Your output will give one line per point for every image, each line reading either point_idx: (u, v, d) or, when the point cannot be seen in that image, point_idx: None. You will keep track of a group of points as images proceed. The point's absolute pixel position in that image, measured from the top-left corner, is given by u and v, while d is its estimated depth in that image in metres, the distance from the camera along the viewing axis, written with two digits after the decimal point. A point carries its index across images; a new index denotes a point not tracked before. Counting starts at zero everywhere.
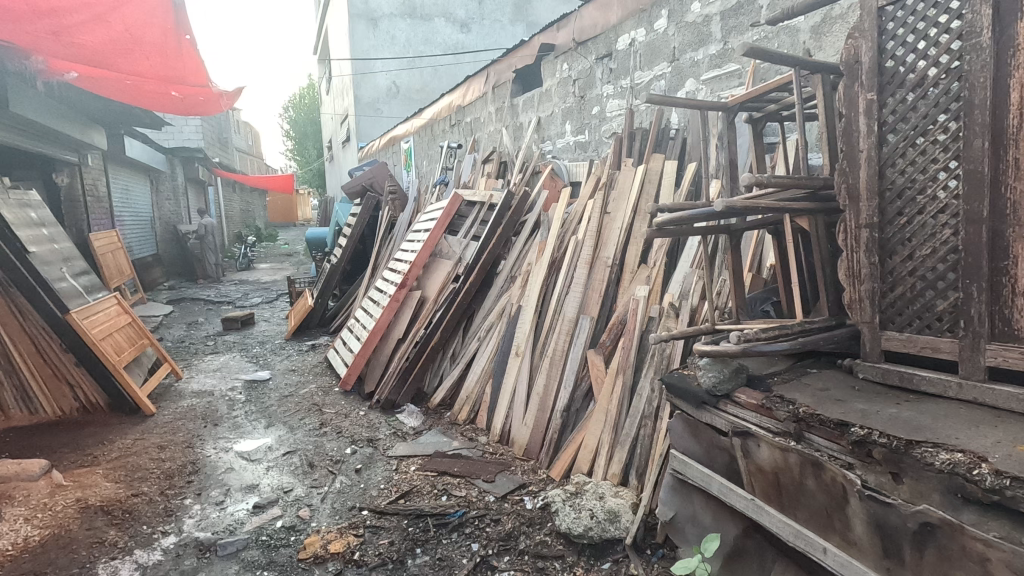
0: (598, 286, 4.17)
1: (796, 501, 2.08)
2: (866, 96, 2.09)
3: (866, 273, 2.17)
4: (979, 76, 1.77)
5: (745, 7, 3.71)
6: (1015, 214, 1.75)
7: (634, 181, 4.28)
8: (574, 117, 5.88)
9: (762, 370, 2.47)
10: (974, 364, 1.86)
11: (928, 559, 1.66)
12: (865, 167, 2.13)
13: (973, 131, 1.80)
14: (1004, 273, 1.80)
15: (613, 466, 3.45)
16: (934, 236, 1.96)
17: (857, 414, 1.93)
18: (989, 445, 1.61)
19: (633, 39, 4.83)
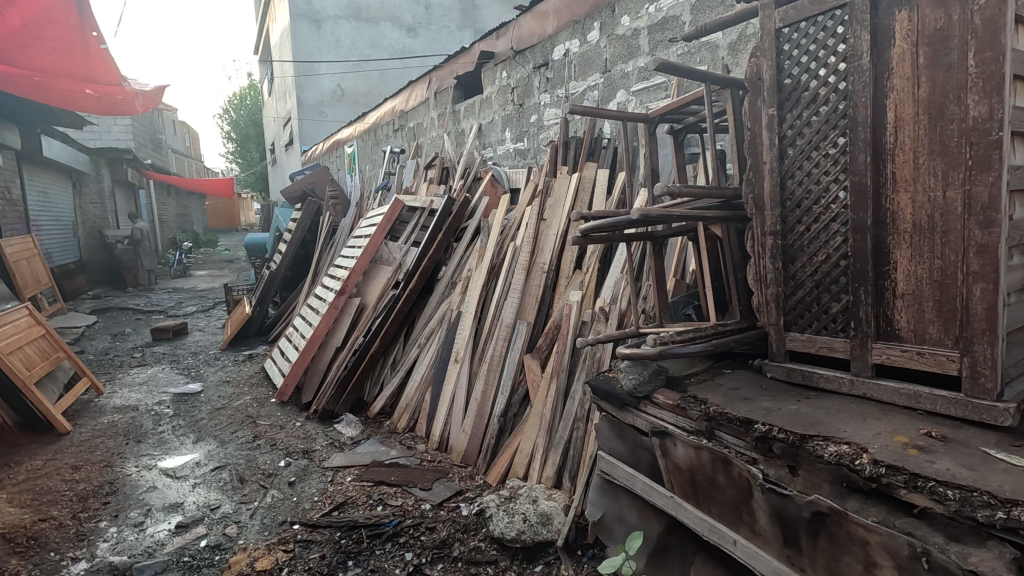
0: (535, 292, 4.23)
1: (709, 497, 2.17)
2: (768, 111, 2.22)
3: (771, 278, 2.29)
4: (861, 96, 1.92)
5: (670, 22, 3.87)
6: (894, 222, 1.91)
7: (569, 188, 4.38)
8: (513, 125, 5.96)
9: (681, 371, 2.56)
10: (864, 362, 2.01)
11: (820, 546, 1.76)
12: (768, 177, 2.26)
13: (858, 147, 1.95)
14: (886, 277, 1.95)
15: (547, 469, 3.51)
16: (827, 243, 2.10)
17: (761, 411, 2.03)
18: (871, 438, 1.73)
19: (568, 50, 4.95)
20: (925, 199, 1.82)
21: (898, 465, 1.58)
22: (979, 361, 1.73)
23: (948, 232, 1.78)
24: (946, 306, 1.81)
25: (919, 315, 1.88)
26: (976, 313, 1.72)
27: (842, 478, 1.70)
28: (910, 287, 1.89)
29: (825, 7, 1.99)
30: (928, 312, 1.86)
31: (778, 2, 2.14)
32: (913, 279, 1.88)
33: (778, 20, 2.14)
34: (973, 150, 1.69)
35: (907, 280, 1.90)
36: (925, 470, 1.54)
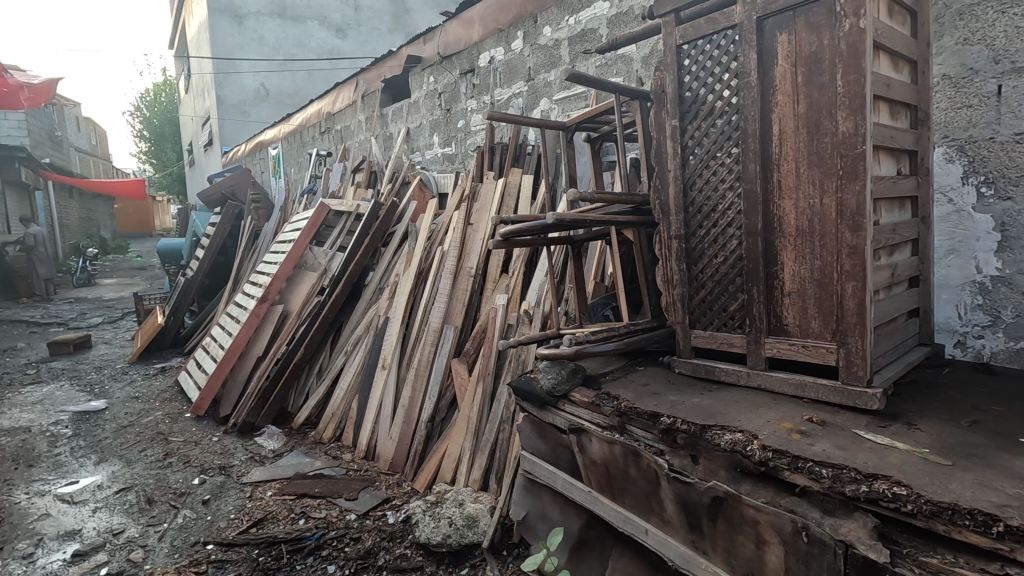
0: (462, 296, 4.24)
1: (622, 489, 2.28)
2: (671, 122, 2.36)
3: (677, 279, 2.43)
4: (750, 110, 2.08)
5: (588, 34, 4.01)
6: (781, 226, 2.08)
7: (495, 193, 4.44)
8: (441, 129, 5.97)
9: (598, 369, 2.66)
10: (759, 355, 2.17)
11: (719, 528, 1.88)
12: (672, 184, 2.39)
13: (749, 157, 2.11)
14: (775, 277, 2.12)
15: (474, 472, 3.53)
16: (725, 245, 2.26)
17: (668, 404, 2.15)
18: (762, 425, 1.88)
19: (493, 57, 5.02)
20: (805, 205, 2.00)
21: (783, 449, 1.71)
22: (852, 351, 1.92)
23: (825, 235, 1.96)
24: (825, 303, 1.99)
25: (803, 311, 2.05)
26: (849, 309, 1.91)
27: (736, 464, 1.83)
28: (795, 286, 2.06)
29: (719, 26, 2.14)
30: (810, 308, 2.03)
31: (678, 20, 2.29)
32: (797, 278, 2.05)
33: (678, 36, 2.28)
34: (843, 161, 1.87)
35: (792, 279, 2.07)
36: (805, 452, 1.68)
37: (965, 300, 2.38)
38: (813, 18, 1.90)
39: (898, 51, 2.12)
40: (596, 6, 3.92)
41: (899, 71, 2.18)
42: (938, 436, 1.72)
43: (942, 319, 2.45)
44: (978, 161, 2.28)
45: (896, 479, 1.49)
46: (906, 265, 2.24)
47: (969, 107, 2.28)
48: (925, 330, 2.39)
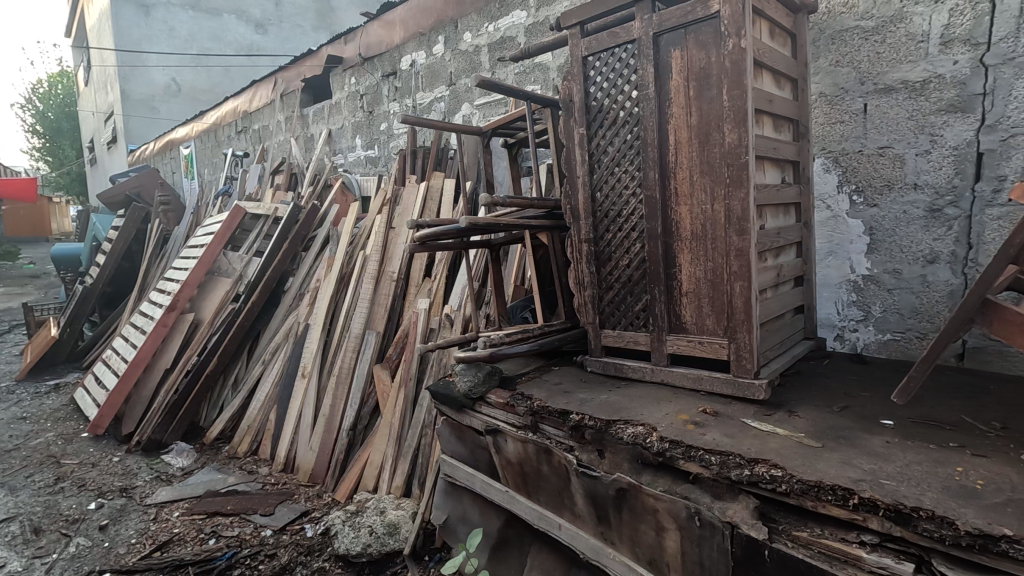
0: (384, 301, 4.18)
1: (537, 487, 2.34)
2: (579, 130, 2.45)
3: (587, 281, 2.53)
4: (649, 120, 2.20)
5: (507, 42, 4.09)
6: (678, 230, 2.21)
7: (417, 197, 4.42)
8: (363, 132, 5.86)
9: (515, 370, 2.72)
10: (661, 352, 2.30)
11: (624, 518, 1.97)
12: (581, 190, 2.49)
13: (649, 165, 2.23)
14: (674, 278, 2.25)
15: (396, 479, 3.49)
16: (629, 248, 2.38)
17: (577, 402, 2.22)
18: (661, 417, 1.98)
19: (414, 61, 4.99)
20: (699, 210, 2.14)
21: (678, 439, 1.82)
22: (741, 346, 2.07)
23: (716, 239, 2.10)
24: (718, 302, 2.13)
25: (699, 310, 2.19)
26: (737, 307, 2.06)
27: (638, 456, 1.92)
28: (691, 286, 2.20)
29: (619, 40, 2.25)
30: (704, 307, 2.17)
31: (583, 32, 2.38)
32: (693, 279, 2.19)
33: (584, 48, 2.37)
34: (729, 170, 2.02)
35: (689, 280, 2.20)
36: (697, 441, 1.79)
37: (842, 297, 2.62)
38: (702, 37, 2.04)
39: (779, 70, 2.31)
40: (514, 15, 4.00)
41: (781, 88, 2.37)
42: (813, 422, 1.88)
43: (824, 315, 2.69)
44: (849, 172, 2.52)
45: (773, 462, 1.62)
46: (791, 266, 2.44)
47: (842, 123, 2.52)
48: (809, 325, 2.61)
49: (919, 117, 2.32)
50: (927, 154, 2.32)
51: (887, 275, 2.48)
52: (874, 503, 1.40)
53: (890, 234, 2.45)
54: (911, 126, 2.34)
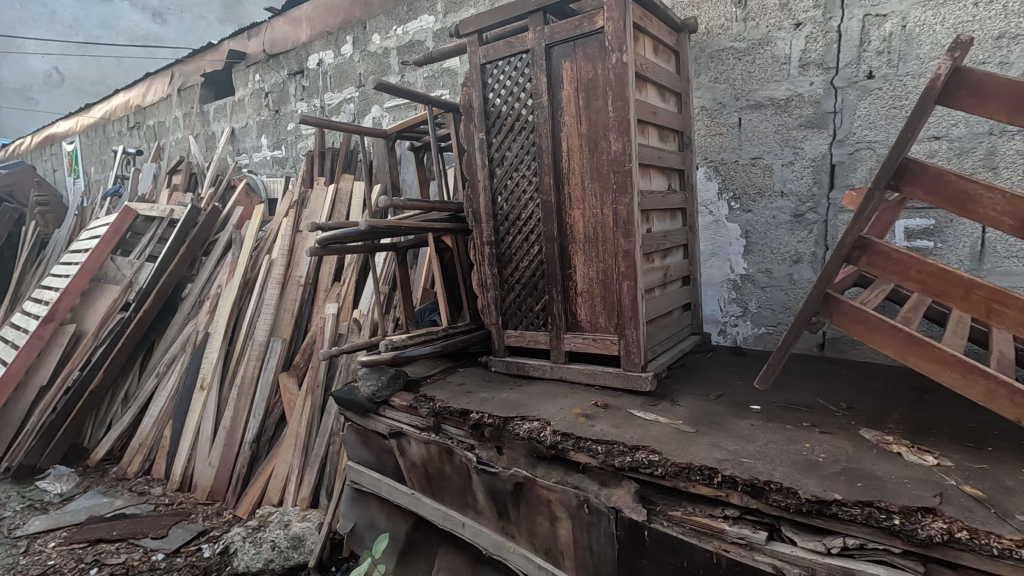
0: (290, 307, 4.03)
1: (441, 488, 2.37)
2: (479, 135, 2.50)
3: (490, 283, 2.59)
4: (543, 128, 2.30)
5: (416, 45, 4.10)
6: (572, 233, 2.32)
7: (326, 200, 4.32)
8: (269, 131, 5.62)
9: (420, 372, 2.72)
10: (559, 350, 2.40)
11: (521, 511, 2.04)
12: (482, 194, 2.55)
13: (544, 171, 2.33)
14: (570, 278, 2.36)
15: (303, 490, 3.38)
16: (528, 251, 2.47)
17: (478, 401, 2.27)
18: (556, 412, 2.07)
19: (322, 60, 4.87)
20: (590, 214, 2.25)
21: (569, 432, 1.91)
22: (630, 341, 2.20)
23: (606, 241, 2.23)
24: (609, 301, 2.26)
25: (592, 309, 2.31)
26: (626, 305, 2.19)
27: (533, 450, 1.99)
28: (585, 287, 2.31)
29: (514, 50, 2.33)
30: (597, 306, 2.30)
31: (481, 40, 2.44)
32: (586, 279, 2.31)
33: (482, 55, 2.43)
34: (615, 177, 2.15)
35: (583, 281, 2.32)
36: (586, 433, 1.89)
37: (724, 295, 2.85)
38: (589, 50, 2.16)
39: (663, 85, 2.48)
40: (422, 19, 4.02)
41: (665, 101, 2.55)
42: (692, 410, 2.04)
43: (709, 312, 2.92)
44: (728, 180, 2.75)
45: (652, 448, 1.74)
46: (677, 266, 2.63)
47: (720, 135, 2.75)
48: (696, 321, 2.82)
49: (784, 131, 2.57)
50: (790, 165, 2.58)
51: (761, 274, 2.73)
52: (734, 480, 1.54)
53: (763, 238, 2.70)
54: (778, 139, 2.59)
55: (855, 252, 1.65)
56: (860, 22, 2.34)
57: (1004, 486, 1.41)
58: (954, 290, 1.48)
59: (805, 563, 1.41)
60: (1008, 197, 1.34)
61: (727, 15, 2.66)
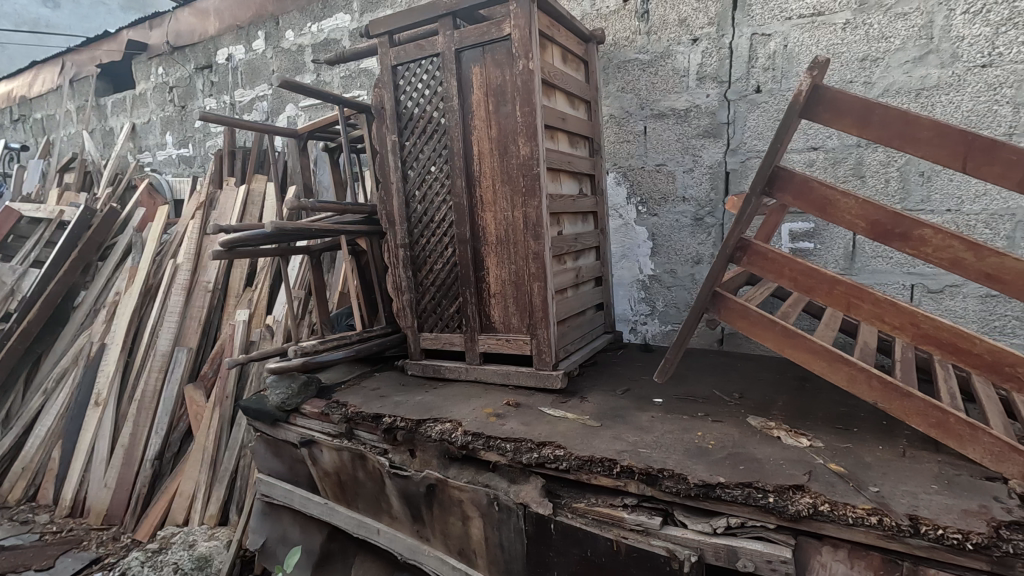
0: (197, 314, 3.81)
1: (355, 495, 2.32)
2: (391, 137, 2.48)
3: (404, 285, 2.57)
4: (455, 131, 2.32)
5: (332, 44, 4.00)
6: (484, 235, 2.35)
7: (236, 202, 4.13)
8: (174, 128, 5.28)
9: (334, 378, 2.65)
10: (474, 351, 2.42)
11: (435, 513, 2.04)
12: (395, 196, 2.53)
13: (456, 174, 2.35)
14: (483, 280, 2.39)
15: (211, 506, 3.21)
16: (443, 253, 2.47)
17: (391, 405, 2.24)
18: (468, 413, 2.09)
19: (231, 54, 4.64)
20: (501, 217, 2.30)
21: (479, 431, 1.93)
22: (541, 341, 2.26)
23: (517, 243, 2.28)
24: (521, 302, 2.31)
25: (505, 310, 2.35)
26: (536, 305, 2.24)
27: (445, 451, 2.00)
28: (498, 288, 2.35)
29: (425, 52, 2.33)
30: (510, 307, 2.34)
31: (392, 41, 2.42)
32: (499, 280, 2.35)
33: (393, 57, 2.41)
34: (524, 180, 2.20)
35: (496, 282, 2.36)
36: (496, 431, 1.92)
37: (633, 295, 2.99)
38: (498, 57, 2.20)
39: (572, 93, 2.56)
40: (337, 18, 3.93)
41: (575, 108, 2.63)
42: (598, 404, 2.12)
43: (620, 311, 3.05)
44: (635, 185, 2.89)
45: (558, 444, 1.79)
46: (589, 267, 2.72)
47: (628, 142, 2.88)
48: (608, 320, 2.93)
49: (684, 140, 2.73)
50: (691, 172, 2.74)
51: (666, 275, 2.88)
52: (632, 470, 1.62)
53: (667, 240, 2.85)
54: (679, 147, 2.75)
55: (738, 252, 1.77)
56: (748, 40, 2.52)
57: (863, 462, 1.56)
58: (819, 286, 1.63)
59: (694, 544, 1.51)
60: (859, 202, 1.50)
61: (632, 28, 2.79)
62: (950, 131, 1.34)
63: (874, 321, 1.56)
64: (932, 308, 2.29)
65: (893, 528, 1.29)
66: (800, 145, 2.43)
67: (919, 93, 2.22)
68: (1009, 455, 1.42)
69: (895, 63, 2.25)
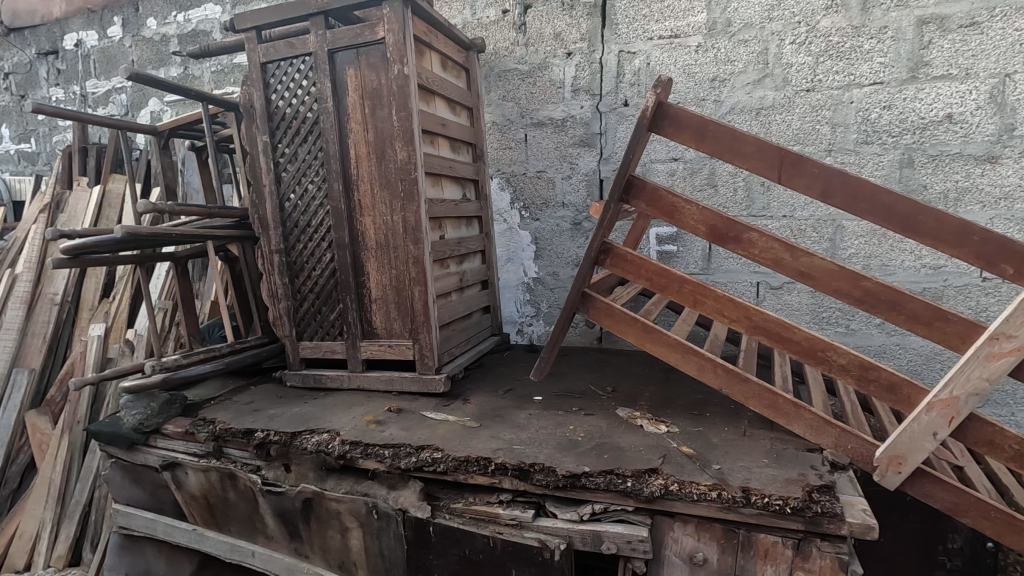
0: (40, 331, 3.37)
1: (227, 517, 2.18)
2: (261, 138, 2.37)
3: (281, 293, 2.46)
4: (330, 133, 2.25)
5: (201, 36, 3.74)
6: (364, 240, 2.31)
7: (89, 204, 3.71)
8: (11, 119, 4.63)
9: (202, 395, 2.46)
10: (356, 358, 2.37)
11: (313, 528, 1.96)
12: (268, 200, 2.41)
13: (332, 177, 2.29)
14: (364, 285, 2.35)
15: (59, 546, 2.86)
16: (321, 258, 2.40)
17: (265, 418, 2.13)
18: (346, 422, 2.03)
19: (81, 41, 4.16)
20: (381, 221, 2.27)
21: (357, 440, 1.88)
22: (423, 346, 2.26)
23: (397, 248, 2.26)
24: (402, 307, 2.29)
25: (387, 315, 2.33)
26: (418, 310, 2.24)
27: (322, 463, 1.93)
28: (380, 294, 2.32)
29: (296, 51, 2.25)
30: (392, 312, 2.32)
31: (260, 38, 2.32)
32: (380, 286, 2.32)
33: (262, 54, 2.30)
34: (402, 185, 2.19)
35: (377, 287, 2.32)
36: (374, 438, 1.88)
37: (519, 297, 3.08)
38: (372, 59, 2.17)
39: (452, 98, 2.58)
40: (206, 8, 3.68)
41: (456, 114, 2.66)
42: (480, 405, 2.17)
43: (507, 313, 3.13)
44: (518, 191, 2.98)
45: (436, 446, 1.80)
46: (474, 271, 2.76)
47: (510, 149, 2.97)
48: (496, 323, 2.99)
49: (562, 148, 2.86)
50: (569, 178, 2.88)
51: (549, 277, 3.00)
52: (506, 467, 1.67)
53: (549, 244, 2.97)
54: (557, 155, 2.88)
55: (602, 255, 1.89)
56: (616, 56, 2.70)
57: (710, 443, 1.73)
58: (672, 285, 1.79)
59: (563, 532, 1.59)
60: (701, 209, 1.66)
61: (510, 39, 2.88)
62: (767, 146, 1.52)
63: (716, 315, 1.73)
64: (774, 303, 2.59)
65: (730, 501, 1.44)
66: (663, 156, 2.64)
67: (758, 112, 2.50)
68: (825, 428, 1.63)
69: (739, 84, 2.51)
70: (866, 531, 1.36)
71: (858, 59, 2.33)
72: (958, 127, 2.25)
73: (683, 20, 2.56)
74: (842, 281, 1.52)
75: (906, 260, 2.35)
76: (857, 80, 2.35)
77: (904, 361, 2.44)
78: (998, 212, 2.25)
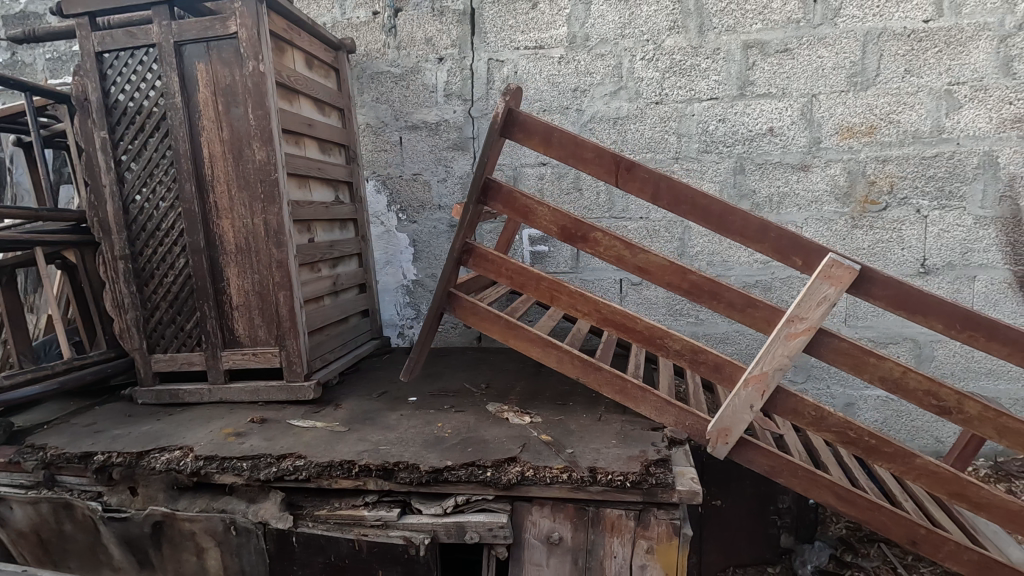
0: None
1: (64, 552, 1.97)
2: (99, 133, 2.16)
3: (128, 302, 2.27)
4: (179, 130, 2.12)
5: (31, 19, 3.33)
6: (222, 244, 2.19)
7: None
8: None
9: (32, 420, 2.20)
10: (217, 369, 2.25)
11: (165, 553, 1.83)
12: (110, 202, 2.22)
13: (183, 177, 2.15)
14: (224, 292, 2.23)
15: None
16: (174, 264, 2.24)
17: (107, 440, 1.94)
18: (202, 436, 1.92)
19: None
20: (240, 224, 2.16)
21: (212, 454, 1.78)
22: (290, 352, 2.19)
23: (259, 251, 2.17)
24: (267, 313, 2.20)
25: (250, 322, 2.22)
26: (283, 316, 2.16)
27: (173, 482, 1.80)
28: (242, 300, 2.21)
29: (137, 41, 2.09)
30: (256, 319, 2.22)
31: (94, 25, 2.12)
32: (242, 291, 2.21)
33: (96, 43, 2.11)
34: (262, 186, 2.11)
35: (238, 293, 2.21)
36: (232, 451, 1.79)
37: (399, 300, 3.08)
38: (224, 55, 2.07)
39: (319, 98, 2.52)
40: None
41: (325, 115, 2.60)
42: (351, 409, 2.14)
43: (388, 316, 3.11)
44: (394, 194, 2.98)
45: (298, 454, 1.75)
46: (349, 274, 2.71)
47: (384, 151, 2.95)
48: (374, 327, 2.96)
49: (436, 151, 2.90)
50: (444, 181, 2.92)
51: (428, 279, 3.03)
52: (370, 468, 1.66)
53: (428, 246, 3.00)
54: (432, 158, 2.91)
55: (465, 256, 1.95)
56: (486, 64, 2.79)
57: (568, 430, 1.84)
58: (530, 283, 1.88)
59: (428, 527, 1.61)
60: (551, 210, 1.77)
61: (381, 41, 2.87)
62: (605, 153, 1.65)
63: (570, 310, 1.84)
64: (635, 298, 2.80)
65: (579, 481, 1.55)
66: (532, 161, 2.76)
67: (615, 122, 2.70)
68: (666, 408, 1.80)
69: (597, 96, 2.70)
70: (692, 496, 1.53)
71: (697, 76, 2.60)
72: (779, 139, 2.58)
73: (546, 33, 2.70)
74: (673, 275, 1.69)
75: (742, 257, 2.65)
76: (697, 95, 2.61)
77: (744, 346, 2.75)
78: (811, 214, 2.60)
